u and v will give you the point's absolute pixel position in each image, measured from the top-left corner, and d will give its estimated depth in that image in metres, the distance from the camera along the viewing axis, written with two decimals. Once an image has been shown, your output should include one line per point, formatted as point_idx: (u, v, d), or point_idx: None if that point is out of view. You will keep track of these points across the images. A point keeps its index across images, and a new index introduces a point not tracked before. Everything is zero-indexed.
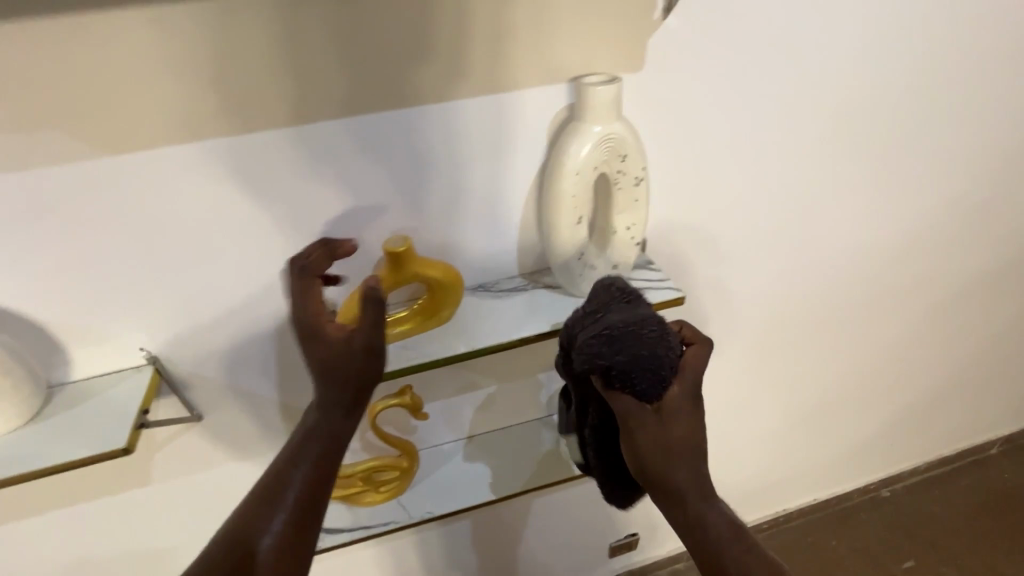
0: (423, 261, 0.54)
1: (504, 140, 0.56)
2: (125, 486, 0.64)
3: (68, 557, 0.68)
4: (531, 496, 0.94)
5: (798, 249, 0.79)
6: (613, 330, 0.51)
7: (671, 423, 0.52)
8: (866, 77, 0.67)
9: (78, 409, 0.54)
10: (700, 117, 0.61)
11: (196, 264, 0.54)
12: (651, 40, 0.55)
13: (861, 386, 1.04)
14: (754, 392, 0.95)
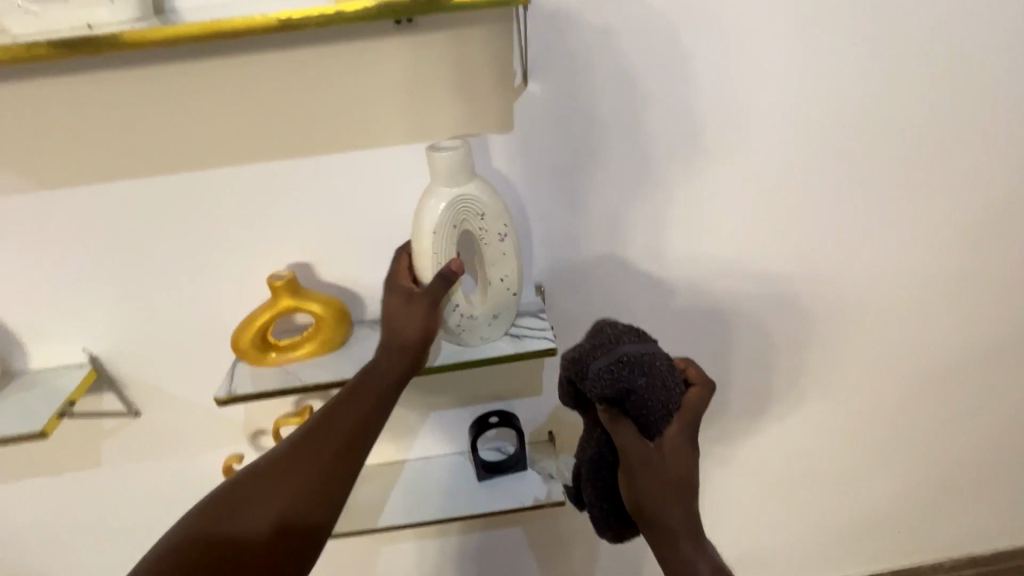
0: (306, 292, 0.58)
1: (383, 189, 0.62)
2: (77, 469, 0.74)
3: (33, 528, 0.77)
4: (469, 537, 0.92)
5: (741, 306, 0.74)
6: (623, 359, 0.52)
7: (666, 457, 0.52)
8: (786, 125, 0.64)
9: (27, 394, 0.64)
10: (579, 171, 0.63)
11: (124, 280, 0.63)
12: (515, 104, 0.59)
13: (857, 467, 0.91)
14: (712, 457, 0.87)
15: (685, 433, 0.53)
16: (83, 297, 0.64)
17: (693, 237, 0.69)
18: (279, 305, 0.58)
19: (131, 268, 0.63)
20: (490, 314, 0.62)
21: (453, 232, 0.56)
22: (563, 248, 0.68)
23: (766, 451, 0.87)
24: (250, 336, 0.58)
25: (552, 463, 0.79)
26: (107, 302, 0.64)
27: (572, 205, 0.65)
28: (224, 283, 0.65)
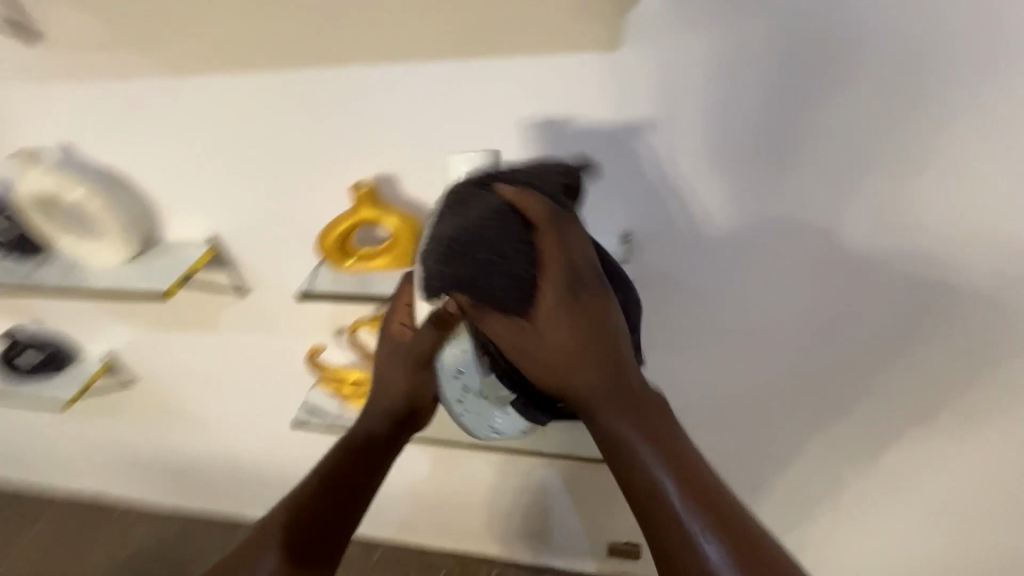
0: (384, 206, 0.58)
1: (474, 105, 0.58)
2: (207, 326, 0.87)
3: (179, 365, 0.95)
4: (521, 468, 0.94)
5: (871, 300, 0.62)
6: (458, 243, 0.43)
7: (567, 354, 0.41)
8: (985, 74, 0.49)
9: (161, 259, 0.73)
10: (696, 108, 0.54)
11: (231, 172, 0.67)
12: (632, 18, 0.51)
13: (984, 512, 0.75)
14: (795, 457, 0.77)
15: (564, 302, 0.41)
16: (204, 184, 0.69)
17: (825, 212, 0.58)
18: (359, 213, 0.59)
19: (241, 162, 0.66)
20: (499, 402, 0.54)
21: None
22: (664, 203, 0.60)
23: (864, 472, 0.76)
24: (331, 242, 0.61)
25: None
26: (222, 191, 0.69)
27: (688, 152, 0.57)
28: (316, 185, 0.66)
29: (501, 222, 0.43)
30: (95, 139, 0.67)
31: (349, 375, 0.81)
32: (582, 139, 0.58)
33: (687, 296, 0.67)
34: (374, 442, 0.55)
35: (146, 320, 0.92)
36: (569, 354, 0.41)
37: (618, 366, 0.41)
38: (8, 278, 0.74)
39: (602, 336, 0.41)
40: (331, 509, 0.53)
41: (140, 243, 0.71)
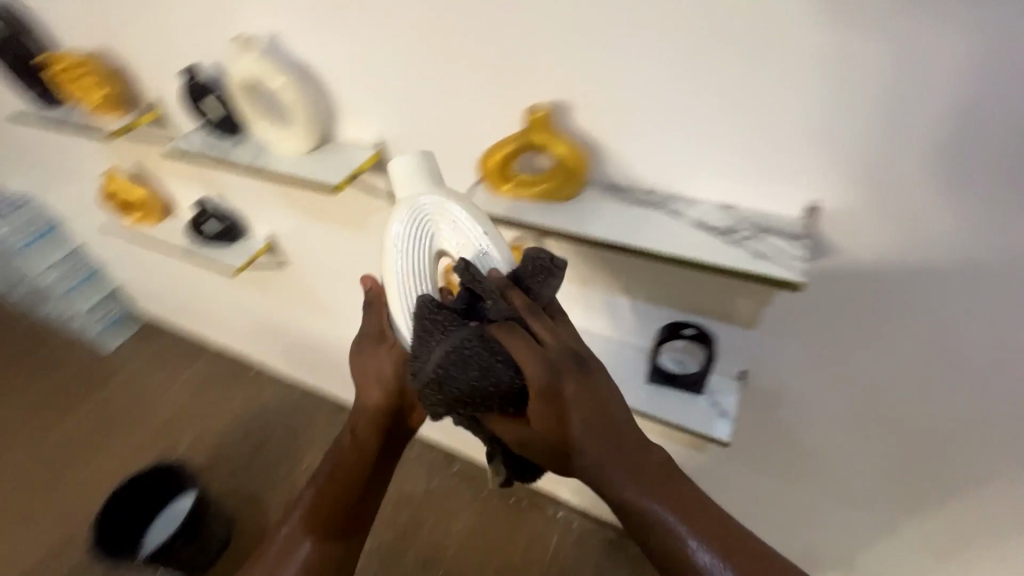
0: (555, 133, 0.57)
1: (667, 41, 0.52)
2: (357, 224, 0.95)
3: (330, 251, 1.07)
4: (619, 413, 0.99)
5: None
6: (450, 383, 0.53)
7: (558, 440, 0.54)
8: None
9: (333, 155, 0.79)
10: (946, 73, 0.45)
11: (409, 82, 0.69)
12: None
13: None
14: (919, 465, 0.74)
15: (551, 395, 0.53)
16: (383, 88, 0.71)
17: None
18: (529, 137, 0.57)
19: (419, 73, 0.67)
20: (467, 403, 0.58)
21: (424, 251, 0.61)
22: (876, 184, 0.52)
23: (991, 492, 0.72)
24: (493, 163, 0.61)
25: (730, 403, 0.73)
26: (396, 99, 0.72)
27: (927, 129, 0.48)
28: (484, 106, 0.66)
29: (484, 348, 0.52)
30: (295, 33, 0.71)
31: None
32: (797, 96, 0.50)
33: (861, 289, 0.59)
34: (364, 444, 0.74)
35: (306, 211, 1.02)
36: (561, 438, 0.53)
37: (600, 431, 0.54)
38: (208, 154, 0.84)
39: (585, 416, 0.53)
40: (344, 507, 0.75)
41: (318, 136, 0.78)
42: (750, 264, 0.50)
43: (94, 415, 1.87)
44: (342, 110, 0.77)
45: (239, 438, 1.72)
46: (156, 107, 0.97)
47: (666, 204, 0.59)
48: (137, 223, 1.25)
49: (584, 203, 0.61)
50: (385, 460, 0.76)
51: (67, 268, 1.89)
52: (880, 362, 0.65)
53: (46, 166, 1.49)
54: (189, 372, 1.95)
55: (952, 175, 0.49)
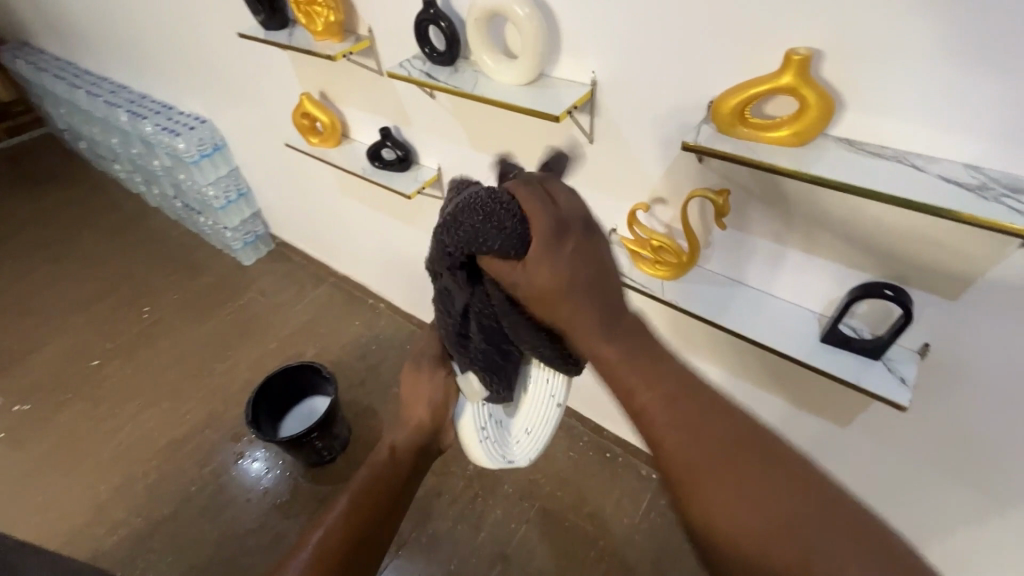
0: (809, 77, 0.59)
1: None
2: (535, 162, 1.02)
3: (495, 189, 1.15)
4: (760, 377, 1.04)
5: None
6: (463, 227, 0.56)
7: (548, 290, 0.53)
8: None
9: (547, 90, 0.85)
10: None
11: (644, 26, 0.73)
12: None
13: None
14: None
15: (552, 246, 0.52)
16: (614, 30, 0.76)
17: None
18: (779, 81, 0.60)
19: (658, 16, 0.71)
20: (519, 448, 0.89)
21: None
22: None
23: None
24: (732, 106, 0.64)
25: (909, 371, 0.74)
26: (625, 41, 0.76)
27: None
28: (718, 54, 0.69)
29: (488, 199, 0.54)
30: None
31: (654, 240, 0.87)
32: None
33: None
34: (400, 464, 0.84)
35: (481, 147, 1.10)
36: (555, 287, 0.52)
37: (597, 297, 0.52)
38: (425, 80, 0.93)
39: (588, 278, 0.52)
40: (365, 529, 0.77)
41: (538, 71, 0.84)
42: (1014, 220, 0.51)
43: (232, 317, 2.10)
44: (564, 48, 0.82)
45: (358, 358, 1.89)
46: (371, 36, 1.08)
47: (908, 158, 0.61)
48: (318, 144, 1.39)
49: (818, 150, 0.64)
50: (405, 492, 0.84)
51: (224, 185, 2.11)
52: None
53: (234, 88, 1.67)
54: (315, 294, 2.15)
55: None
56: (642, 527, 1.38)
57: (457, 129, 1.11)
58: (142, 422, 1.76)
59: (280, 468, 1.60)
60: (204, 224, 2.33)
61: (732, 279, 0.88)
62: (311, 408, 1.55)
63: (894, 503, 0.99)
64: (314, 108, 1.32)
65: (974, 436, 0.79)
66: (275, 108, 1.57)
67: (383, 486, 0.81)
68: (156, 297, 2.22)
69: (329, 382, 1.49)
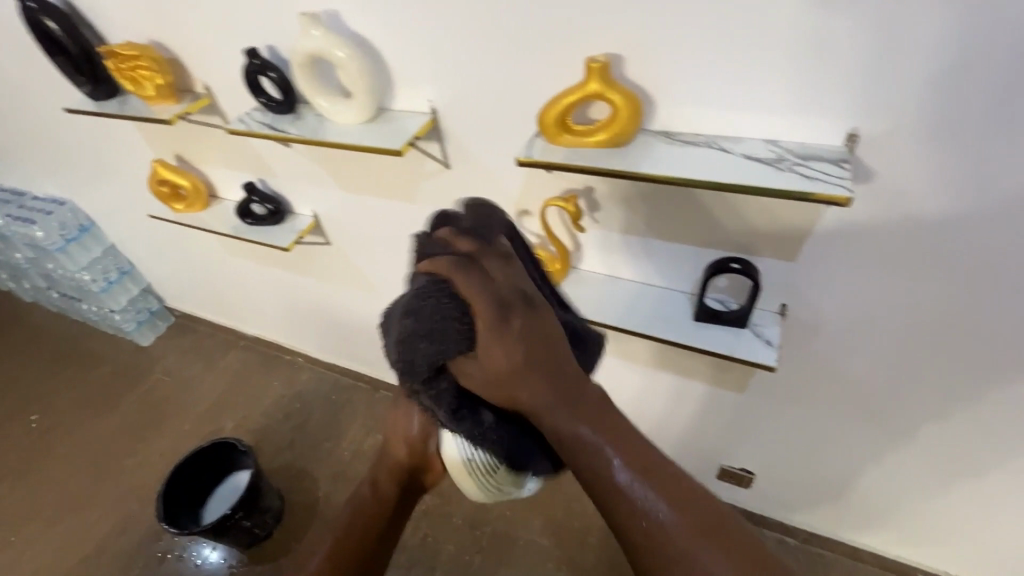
0: (610, 82, 0.62)
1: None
2: (403, 193, 1.01)
3: (373, 224, 1.13)
4: (658, 361, 1.08)
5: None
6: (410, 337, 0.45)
7: (502, 361, 0.43)
8: None
9: (391, 123, 0.84)
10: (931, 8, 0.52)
11: (464, 49, 0.74)
12: None
13: None
14: (939, 378, 0.82)
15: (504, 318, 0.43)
16: (439, 56, 0.77)
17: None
18: (585, 89, 0.63)
19: (475, 38, 0.73)
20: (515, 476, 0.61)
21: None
22: (931, 107, 0.57)
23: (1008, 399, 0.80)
24: (552, 116, 0.66)
25: (773, 332, 0.80)
26: (451, 66, 0.77)
27: (979, 47, 0.52)
28: (537, 67, 0.71)
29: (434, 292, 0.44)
30: (354, 9, 0.76)
31: None
32: (851, 28, 0.55)
33: (879, 206, 0.67)
34: (385, 499, 0.77)
35: (348, 186, 1.07)
36: (507, 365, 0.43)
37: (546, 367, 0.44)
38: (266, 131, 0.89)
39: (537, 353, 0.44)
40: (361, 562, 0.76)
41: (375, 107, 0.83)
42: (806, 187, 0.55)
43: (135, 406, 1.93)
44: (398, 80, 0.82)
45: (282, 420, 1.79)
46: (209, 93, 1.03)
47: (713, 141, 0.67)
48: (183, 210, 1.30)
49: (636, 145, 0.67)
50: (396, 522, 0.79)
51: (102, 267, 1.95)
52: (899, 279, 0.72)
53: (86, 164, 1.54)
54: (226, 362, 2.01)
55: (1007, 92, 0.53)
56: (594, 527, 1.39)
57: (322, 173, 1.08)
58: (45, 546, 1.57)
59: (213, 558, 1.48)
60: (88, 312, 2.13)
61: (607, 276, 0.91)
62: (235, 486, 1.45)
63: (798, 444, 1.07)
64: (171, 174, 1.24)
65: (837, 366, 0.88)
66: (135, 179, 1.47)
67: (363, 512, 0.77)
68: (44, 402, 2.00)
69: (248, 454, 1.40)
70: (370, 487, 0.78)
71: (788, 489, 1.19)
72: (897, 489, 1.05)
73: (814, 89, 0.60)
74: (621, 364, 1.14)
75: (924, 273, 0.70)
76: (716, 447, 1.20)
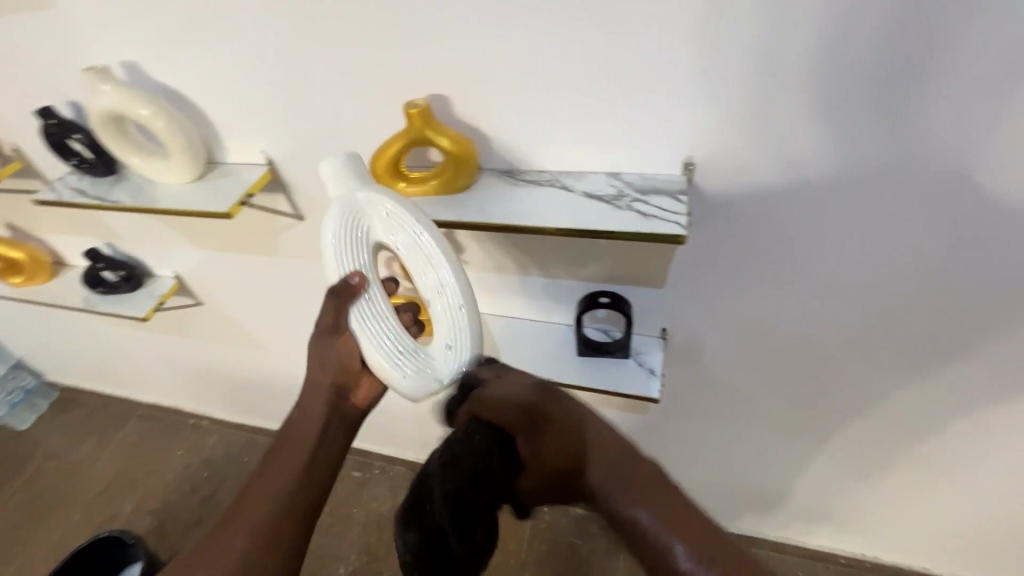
0: (436, 125, 0.59)
1: (515, 27, 0.56)
2: (263, 248, 0.92)
3: (241, 282, 1.02)
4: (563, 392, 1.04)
5: (894, 231, 0.63)
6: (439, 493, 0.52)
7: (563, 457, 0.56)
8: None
9: (224, 180, 0.76)
10: (727, 34, 0.53)
11: (286, 94, 0.67)
12: None
13: (965, 423, 0.84)
14: (815, 378, 0.84)
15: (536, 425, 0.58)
16: (261, 103, 0.69)
17: (924, 128, 0.55)
18: (410, 135, 0.59)
19: (295, 82, 0.66)
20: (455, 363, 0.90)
21: (363, 245, 0.60)
22: (754, 123, 0.58)
23: (877, 390, 0.83)
24: (383, 162, 0.62)
25: (656, 360, 0.79)
26: (277, 113, 0.70)
27: (785, 62, 0.53)
28: (369, 109, 0.66)
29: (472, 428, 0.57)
30: (161, 57, 0.67)
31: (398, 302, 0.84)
32: (672, 51, 0.55)
33: (726, 226, 0.68)
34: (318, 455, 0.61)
35: (204, 244, 0.97)
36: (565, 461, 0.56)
37: (595, 461, 0.55)
38: (80, 199, 0.78)
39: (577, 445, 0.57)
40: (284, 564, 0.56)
41: (202, 164, 0.74)
42: (644, 227, 0.58)
43: (13, 501, 1.69)
44: (224, 131, 0.73)
45: (187, 493, 1.62)
46: (20, 155, 0.89)
47: (558, 178, 0.66)
48: (21, 285, 1.14)
49: (480, 189, 0.64)
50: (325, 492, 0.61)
51: None
52: (761, 291, 0.74)
53: None
54: (119, 437, 1.80)
55: (822, 105, 0.55)
56: None
57: (173, 232, 0.97)
58: None
59: None
60: None
61: (491, 315, 0.86)
62: None
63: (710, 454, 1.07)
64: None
65: (725, 377, 0.89)
66: None
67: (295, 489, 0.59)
68: None
69: (137, 546, 1.24)
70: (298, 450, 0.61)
71: (708, 497, 1.18)
72: (804, 487, 1.06)
73: (649, 114, 0.60)
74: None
75: (781, 284, 0.72)
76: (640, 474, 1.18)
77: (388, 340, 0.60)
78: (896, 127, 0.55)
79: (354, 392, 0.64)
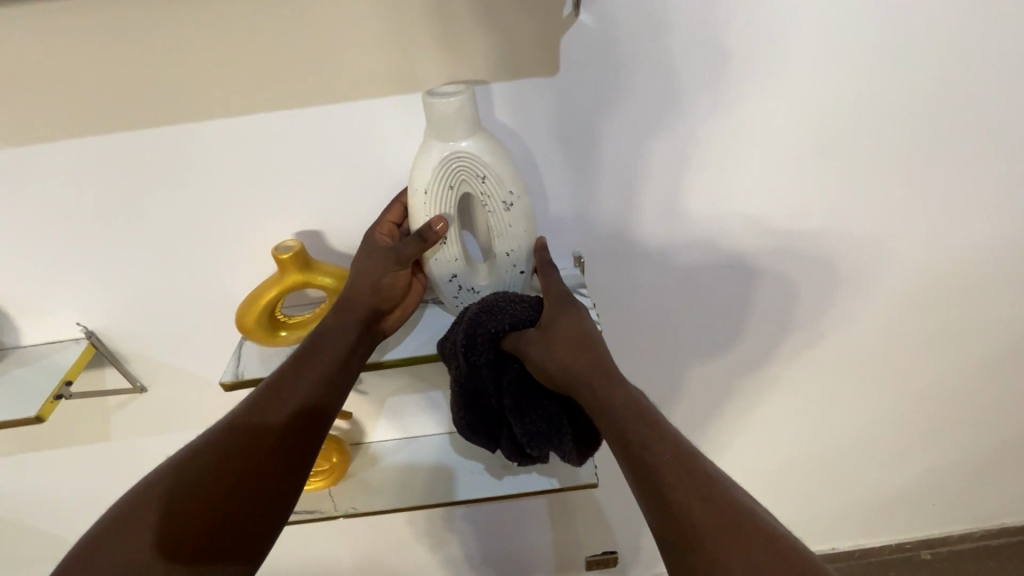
0: (315, 263, 0.56)
1: (365, 158, 0.58)
2: (88, 437, 0.73)
3: (53, 490, 0.79)
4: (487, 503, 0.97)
5: (730, 283, 0.75)
6: (483, 324, 0.53)
7: (578, 344, 0.52)
8: (764, 105, 0.61)
9: (22, 370, 0.62)
10: (554, 150, 0.61)
11: (107, 250, 0.60)
12: (493, 83, 0.56)
13: (828, 431, 0.96)
14: (705, 417, 0.92)
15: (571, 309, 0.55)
16: (73, 267, 0.60)
17: (727, 188, 0.67)
18: (290, 279, 0.55)
19: (119, 237, 0.59)
20: (366, 498, 0.78)
21: (451, 193, 0.53)
22: (597, 216, 0.67)
23: (756, 417, 0.93)
24: (254, 315, 0.55)
25: None
26: (96, 274, 0.61)
27: (605, 165, 0.63)
28: (222, 253, 0.62)
29: (495, 297, 0.54)
30: None
31: None
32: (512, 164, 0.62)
33: (604, 306, 0.75)
34: (342, 375, 0.54)
35: None
36: (578, 360, 0.51)
37: (597, 364, 0.51)
38: None
39: (586, 348, 0.52)
40: (261, 487, 0.47)
41: None
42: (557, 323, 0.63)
43: None
44: (21, 306, 0.61)
45: None
46: None
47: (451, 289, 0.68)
48: None
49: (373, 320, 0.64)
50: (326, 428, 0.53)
51: None
52: (643, 352, 0.81)
53: None
54: None
55: (643, 197, 0.66)
56: None
57: None
58: None
59: None
60: None
61: (404, 438, 0.83)
62: None
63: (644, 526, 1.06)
64: None
65: None
66: None
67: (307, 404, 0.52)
68: None
69: None
70: (326, 353, 0.53)
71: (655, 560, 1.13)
72: None
73: None
74: (446, 517, 0.98)
75: (656, 345, 0.81)
76: (586, 568, 1.11)
77: (454, 276, 0.58)
78: (707, 190, 0.67)
79: (388, 314, 0.58)
